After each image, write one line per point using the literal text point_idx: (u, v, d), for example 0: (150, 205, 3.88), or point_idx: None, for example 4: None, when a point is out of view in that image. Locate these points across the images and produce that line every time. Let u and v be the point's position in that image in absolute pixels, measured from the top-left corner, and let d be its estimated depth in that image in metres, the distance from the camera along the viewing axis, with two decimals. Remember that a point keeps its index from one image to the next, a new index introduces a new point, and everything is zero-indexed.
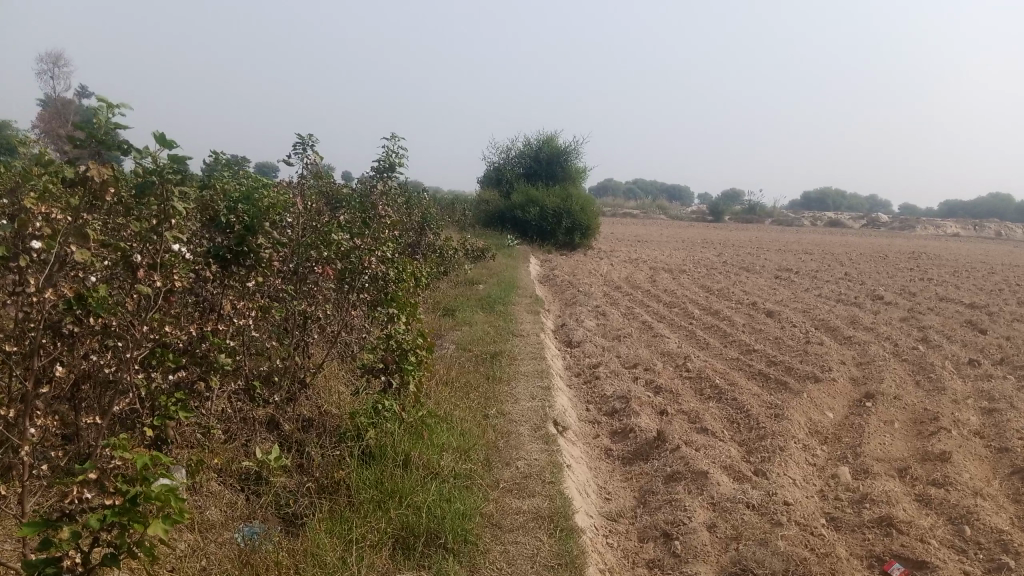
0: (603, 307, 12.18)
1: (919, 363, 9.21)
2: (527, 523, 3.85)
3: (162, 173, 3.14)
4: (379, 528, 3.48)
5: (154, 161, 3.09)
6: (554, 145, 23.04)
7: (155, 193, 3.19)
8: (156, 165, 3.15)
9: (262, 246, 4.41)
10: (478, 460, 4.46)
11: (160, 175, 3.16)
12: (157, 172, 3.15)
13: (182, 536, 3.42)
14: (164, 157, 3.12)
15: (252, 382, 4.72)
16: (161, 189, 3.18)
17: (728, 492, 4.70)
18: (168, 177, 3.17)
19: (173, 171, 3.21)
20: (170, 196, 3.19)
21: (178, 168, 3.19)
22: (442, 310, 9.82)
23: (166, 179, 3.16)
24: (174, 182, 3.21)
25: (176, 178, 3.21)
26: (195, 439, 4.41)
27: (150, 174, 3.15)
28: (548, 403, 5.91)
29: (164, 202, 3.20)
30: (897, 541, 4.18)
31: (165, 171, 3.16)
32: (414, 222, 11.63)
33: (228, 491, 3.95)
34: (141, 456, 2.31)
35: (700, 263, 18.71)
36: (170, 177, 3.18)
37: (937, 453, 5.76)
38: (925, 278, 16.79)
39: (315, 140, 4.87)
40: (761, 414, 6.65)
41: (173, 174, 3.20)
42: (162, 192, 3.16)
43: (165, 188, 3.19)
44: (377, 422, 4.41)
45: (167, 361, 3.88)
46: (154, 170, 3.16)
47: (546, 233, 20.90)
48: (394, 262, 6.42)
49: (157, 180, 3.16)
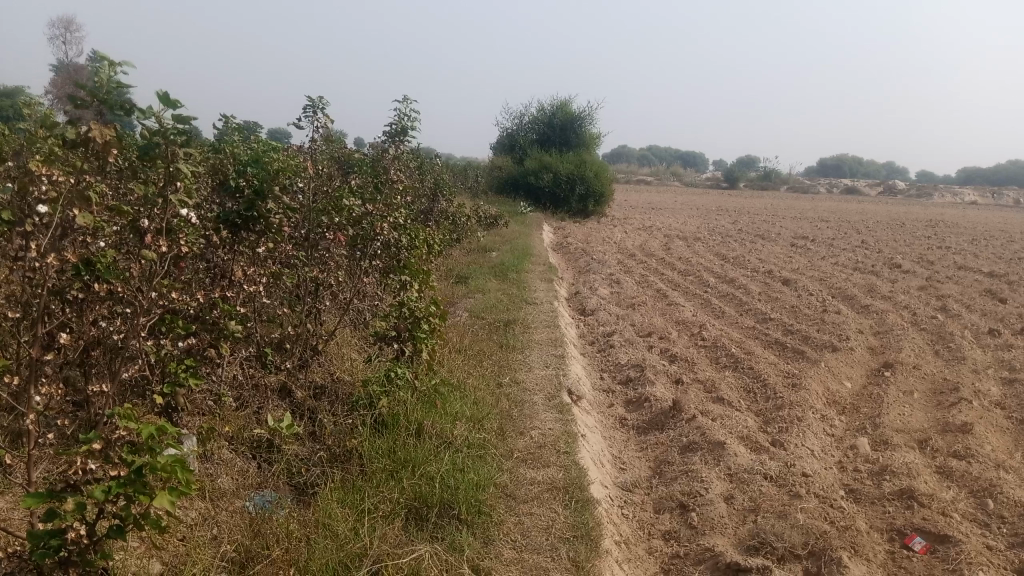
0: (616, 275, 12.06)
1: (937, 333, 9.08)
2: (541, 494, 3.79)
3: (164, 134, 3.03)
4: (390, 498, 3.42)
5: (158, 122, 2.97)
6: (568, 110, 22.77)
7: (159, 155, 3.08)
8: (160, 127, 3.05)
9: (272, 211, 4.32)
10: (492, 429, 4.39)
11: (163, 136, 3.04)
12: (160, 133, 3.04)
13: (193, 505, 3.43)
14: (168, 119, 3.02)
15: (263, 349, 4.66)
16: (165, 151, 3.07)
17: (746, 462, 4.62)
18: (172, 139, 3.06)
19: (179, 133, 3.10)
20: (175, 158, 3.09)
21: (183, 129, 3.08)
22: (455, 278, 9.73)
23: (170, 140, 3.05)
24: (179, 144, 3.10)
25: (181, 140, 3.11)
26: (206, 406, 4.36)
27: (155, 136, 3.03)
28: (562, 372, 5.84)
29: (169, 163, 3.09)
30: (918, 514, 4.10)
31: (169, 133, 3.04)
32: (426, 188, 11.50)
33: (239, 459, 3.92)
34: (148, 425, 2.25)
35: (715, 230, 18.53)
36: (175, 139, 3.06)
37: (958, 424, 5.66)
38: (943, 246, 16.57)
39: (326, 103, 4.76)
40: (778, 383, 6.55)
41: (178, 136, 3.09)
42: (167, 154, 3.05)
43: (169, 149, 3.08)
44: (390, 391, 4.35)
45: (177, 327, 3.84)
46: (157, 131, 3.04)
47: (559, 200, 20.73)
48: (406, 229, 6.32)
49: (160, 142, 3.05)
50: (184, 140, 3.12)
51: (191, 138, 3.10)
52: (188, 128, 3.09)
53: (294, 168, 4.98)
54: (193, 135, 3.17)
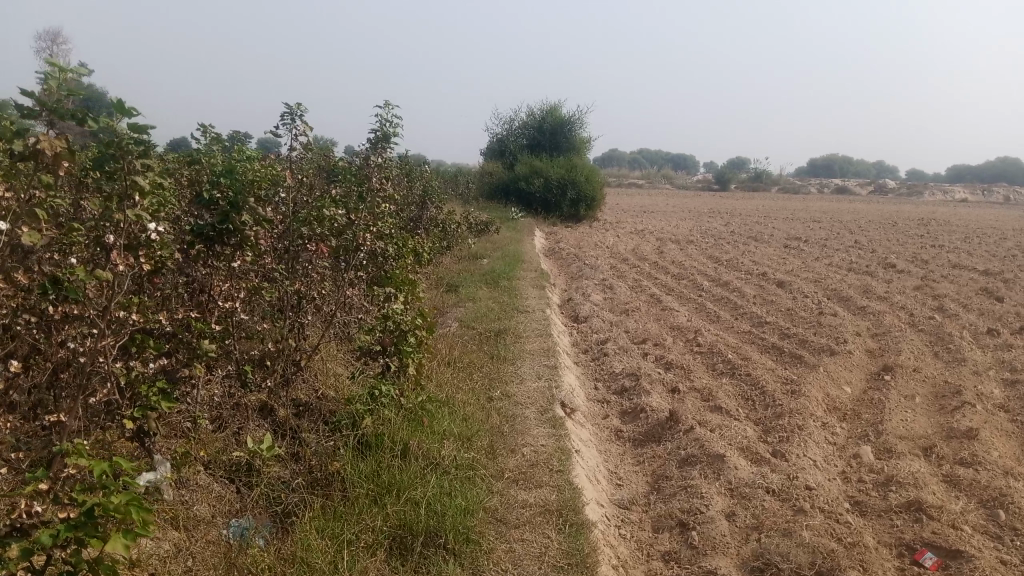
0: (610, 280, 11.90)
1: (936, 334, 8.93)
2: (534, 518, 3.60)
3: (121, 144, 2.81)
4: (372, 527, 3.24)
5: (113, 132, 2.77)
6: (558, 115, 22.62)
7: (115, 165, 2.87)
8: (115, 135, 2.82)
9: (247, 224, 4.12)
10: (481, 447, 4.21)
11: (118, 147, 2.82)
12: (115, 142, 2.81)
13: (165, 535, 3.27)
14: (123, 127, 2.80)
15: (243, 367, 4.46)
16: (121, 163, 2.85)
17: (747, 476, 4.45)
18: (129, 150, 2.85)
19: (136, 142, 2.88)
20: (132, 170, 2.88)
21: (140, 139, 2.88)
22: (445, 287, 9.54)
23: (127, 152, 2.83)
24: (137, 155, 2.89)
25: (140, 150, 2.90)
26: (182, 428, 4.17)
27: (110, 147, 2.82)
28: (555, 383, 5.66)
29: (126, 176, 2.88)
30: (927, 528, 3.94)
31: (125, 142, 2.82)
32: (415, 196, 11.33)
33: (217, 484, 3.73)
34: (100, 462, 2.08)
35: (708, 233, 18.39)
36: (133, 150, 2.85)
37: (964, 430, 5.48)
38: (937, 245, 16.46)
39: (304, 110, 4.55)
40: (777, 390, 6.38)
41: (135, 146, 2.87)
42: (124, 166, 2.85)
43: (125, 161, 2.86)
44: (375, 409, 4.17)
45: (148, 347, 3.67)
46: (113, 140, 2.82)
47: (550, 205, 20.57)
48: (392, 238, 6.13)
49: (116, 153, 2.82)
50: (141, 150, 2.90)
51: (149, 149, 2.89)
52: (145, 136, 2.88)
53: (273, 178, 4.78)
54: (151, 144, 2.97)
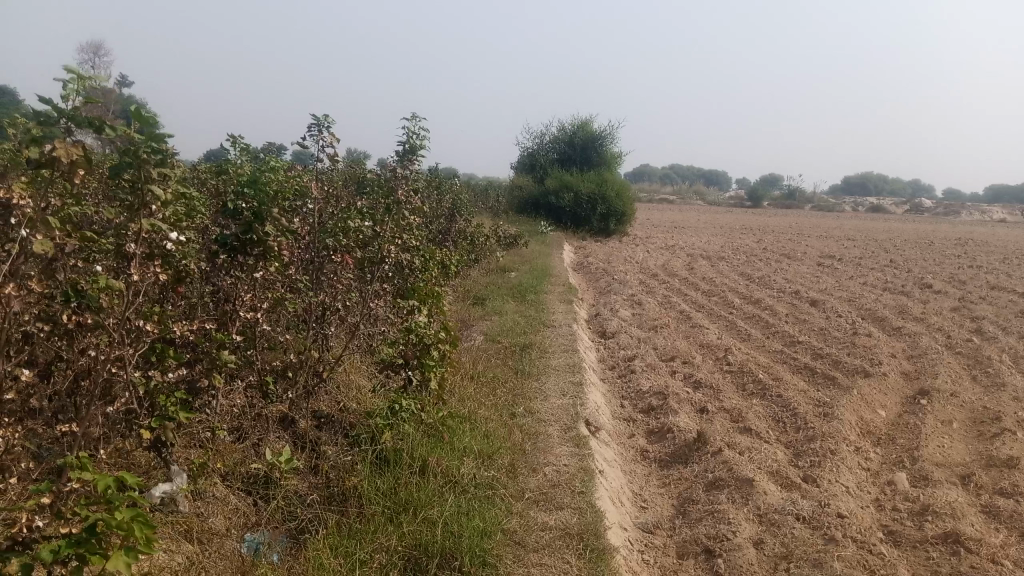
0: (639, 296, 11.77)
1: (974, 357, 8.68)
2: (554, 542, 3.50)
3: (137, 153, 2.77)
4: (386, 546, 3.17)
5: (129, 139, 2.73)
6: (589, 129, 22.56)
7: (132, 174, 2.83)
8: (132, 143, 2.79)
9: (271, 235, 4.08)
10: (502, 465, 4.12)
11: (134, 155, 2.78)
12: (132, 151, 2.78)
13: (180, 547, 3.22)
14: (140, 135, 2.76)
15: (265, 378, 4.42)
16: (138, 172, 2.81)
17: (776, 502, 4.31)
18: (146, 158, 2.80)
19: (153, 151, 2.83)
20: (147, 179, 2.83)
21: (157, 148, 2.84)
22: (472, 300, 9.48)
23: (143, 160, 2.79)
24: (153, 164, 2.84)
25: (157, 159, 2.86)
26: (200, 439, 4.13)
27: (126, 155, 2.79)
28: (580, 400, 5.55)
29: (142, 185, 2.84)
30: (966, 561, 3.77)
31: (141, 151, 2.78)
32: (444, 208, 11.31)
33: (234, 496, 3.68)
34: (105, 476, 2.04)
35: (739, 250, 18.17)
36: (149, 159, 2.80)
37: (1004, 459, 5.28)
38: (975, 265, 16.11)
39: (331, 121, 4.51)
40: (809, 413, 6.22)
41: (152, 154, 2.82)
42: (140, 175, 2.80)
43: (141, 170, 2.82)
44: (394, 424, 4.11)
45: (168, 357, 3.63)
46: (130, 149, 2.78)
47: (581, 220, 20.47)
48: (419, 251, 6.08)
49: (131, 162, 2.79)
50: (158, 159, 2.85)
51: (167, 157, 2.85)
52: (161, 144, 2.83)
53: (300, 189, 4.75)
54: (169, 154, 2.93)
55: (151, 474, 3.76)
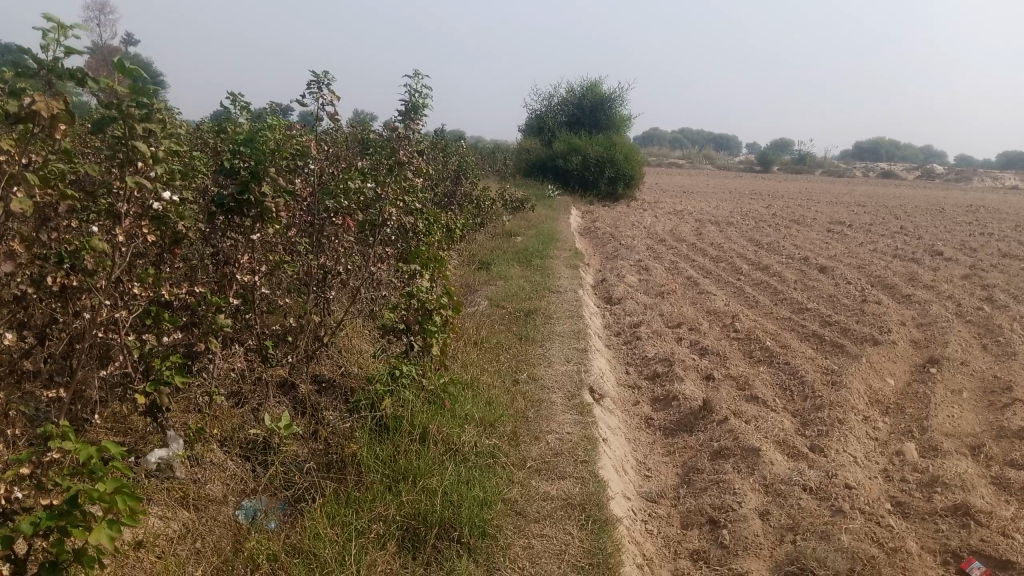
0: (646, 261, 11.65)
1: (985, 325, 8.57)
2: (555, 513, 3.43)
3: (122, 107, 2.71)
4: (383, 515, 3.11)
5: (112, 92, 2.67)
6: (598, 91, 22.25)
7: (118, 129, 2.77)
8: (117, 98, 2.72)
9: (268, 195, 3.96)
10: (504, 433, 4.05)
11: (119, 109, 2.72)
12: (117, 105, 2.72)
13: (175, 514, 3.18)
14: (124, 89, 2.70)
15: (264, 342, 4.32)
16: (123, 126, 2.75)
17: (783, 472, 4.23)
18: (131, 113, 2.74)
19: (138, 106, 2.77)
20: (133, 134, 2.76)
21: (142, 103, 2.77)
22: (477, 264, 9.39)
23: (128, 114, 2.72)
24: (139, 119, 2.77)
25: (141, 115, 2.78)
26: (198, 404, 4.06)
27: (110, 109, 2.73)
28: (584, 367, 5.48)
29: (128, 140, 2.76)
30: (976, 535, 3.69)
31: (126, 105, 2.72)
32: (449, 170, 11.15)
33: (231, 462, 3.62)
34: (86, 446, 1.99)
35: (748, 215, 17.97)
36: (134, 114, 2.74)
37: (1015, 430, 5.19)
38: (987, 233, 15.92)
39: (331, 78, 4.38)
40: (817, 381, 6.13)
41: (137, 109, 2.76)
42: (125, 129, 2.73)
43: (127, 124, 2.75)
44: (394, 390, 4.04)
45: (163, 320, 3.56)
46: (114, 103, 2.72)
47: (588, 183, 20.26)
48: (422, 214, 5.97)
49: (116, 116, 2.73)
50: (143, 115, 2.79)
51: (152, 112, 2.79)
52: (147, 99, 2.76)
53: (300, 149, 4.61)
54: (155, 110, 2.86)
55: (146, 438, 3.70)
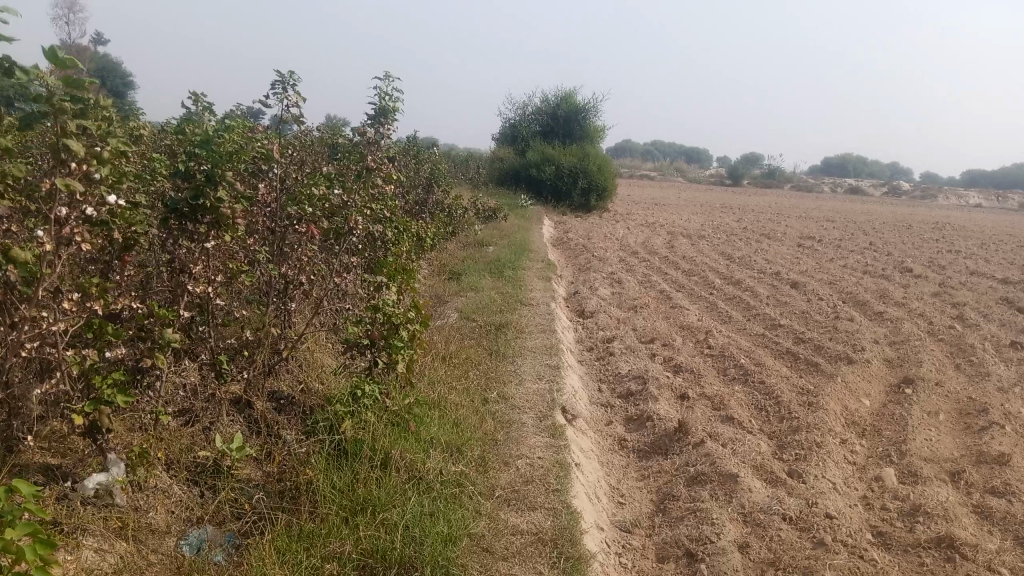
0: (618, 274, 11.50)
1: (957, 344, 8.52)
2: (525, 549, 3.23)
3: (52, 100, 2.50)
4: (339, 553, 2.91)
5: (43, 85, 2.47)
6: (572, 102, 22.15)
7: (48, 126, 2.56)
8: (47, 91, 2.52)
9: (224, 202, 3.71)
10: (472, 459, 3.85)
11: (49, 103, 2.51)
12: (47, 98, 2.51)
13: (113, 547, 2.93)
14: (55, 81, 2.50)
15: (217, 356, 4.05)
16: (53, 122, 2.54)
17: (762, 501, 4.07)
18: (63, 108, 2.53)
19: (72, 101, 2.57)
20: (64, 132, 2.55)
21: (77, 98, 2.57)
22: (448, 274, 9.17)
23: (59, 109, 2.51)
24: (71, 115, 2.57)
25: (74, 111, 2.58)
26: (144, 423, 3.80)
27: (40, 103, 2.52)
28: (556, 385, 5.29)
29: (59, 137, 2.55)
30: (961, 570, 3.55)
31: (57, 99, 2.52)
32: (420, 178, 10.93)
33: (178, 488, 3.37)
34: None
35: (720, 228, 17.93)
36: (66, 109, 2.54)
37: (995, 455, 5.07)
38: (954, 250, 16.01)
39: (297, 79, 4.15)
40: (793, 401, 5.98)
41: (70, 104, 2.56)
42: (55, 125, 2.52)
43: (58, 121, 2.54)
44: (356, 411, 3.81)
45: (107, 335, 3.28)
46: (44, 97, 2.52)
47: (561, 194, 20.11)
48: (390, 223, 5.74)
49: (46, 111, 2.52)
50: (76, 110, 2.60)
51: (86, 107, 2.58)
52: (81, 95, 2.57)
53: (263, 152, 4.37)
54: (91, 105, 2.66)
55: (85, 460, 3.45)
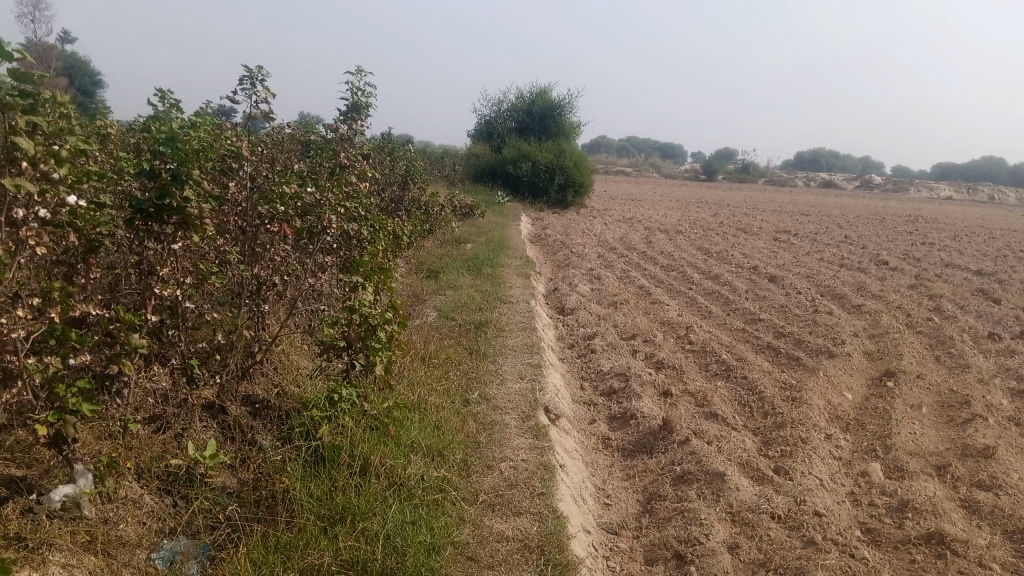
0: (597, 270, 11.43)
1: (935, 336, 8.52)
2: (511, 557, 3.13)
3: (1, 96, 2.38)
4: (317, 565, 2.80)
5: None
6: (547, 97, 22.05)
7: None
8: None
9: (191, 201, 3.55)
10: (455, 463, 3.75)
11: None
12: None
13: (80, 564, 2.79)
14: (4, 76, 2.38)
15: (189, 362, 3.90)
16: (4, 120, 2.42)
17: (750, 500, 4.00)
18: (12, 104, 2.42)
19: (21, 96, 2.46)
20: (15, 130, 2.44)
21: (27, 93, 2.46)
22: (425, 273, 9.04)
23: (10, 105, 2.40)
24: (22, 111, 2.45)
25: (24, 106, 2.46)
26: (112, 432, 3.64)
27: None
28: (538, 384, 5.19)
29: (10, 136, 2.43)
30: (952, 567, 3.50)
31: (7, 95, 2.40)
32: (396, 175, 10.79)
33: (148, 500, 3.23)
34: None
35: (696, 223, 17.93)
36: (16, 104, 2.42)
37: (979, 448, 5.04)
38: (927, 242, 16.12)
39: (266, 73, 3.98)
40: (776, 396, 5.93)
41: (20, 99, 2.44)
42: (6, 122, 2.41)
43: (8, 118, 2.42)
44: (332, 416, 3.69)
45: (70, 341, 3.11)
46: None
47: (538, 190, 20.00)
48: (365, 221, 5.59)
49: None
50: (27, 106, 2.48)
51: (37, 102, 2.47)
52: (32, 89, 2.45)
53: (232, 149, 4.21)
54: (40, 100, 2.55)
55: (51, 472, 3.29)
